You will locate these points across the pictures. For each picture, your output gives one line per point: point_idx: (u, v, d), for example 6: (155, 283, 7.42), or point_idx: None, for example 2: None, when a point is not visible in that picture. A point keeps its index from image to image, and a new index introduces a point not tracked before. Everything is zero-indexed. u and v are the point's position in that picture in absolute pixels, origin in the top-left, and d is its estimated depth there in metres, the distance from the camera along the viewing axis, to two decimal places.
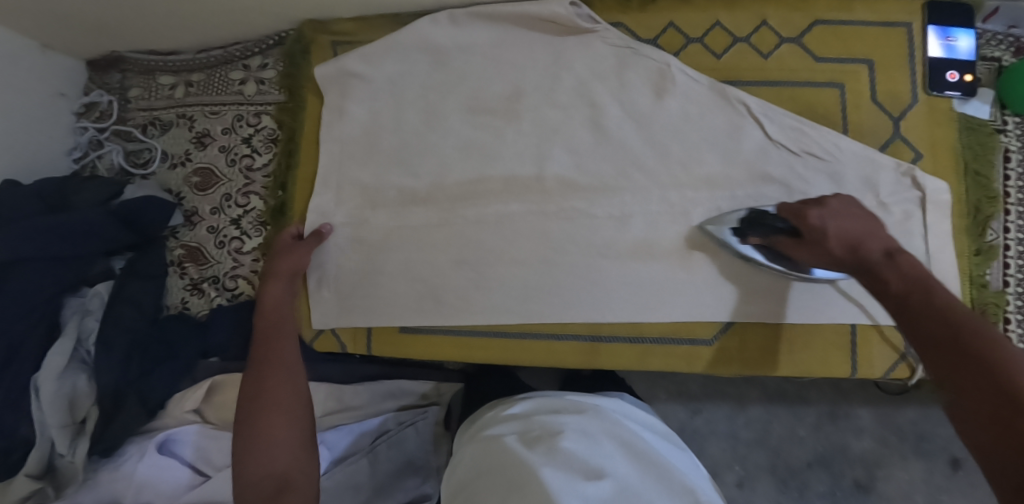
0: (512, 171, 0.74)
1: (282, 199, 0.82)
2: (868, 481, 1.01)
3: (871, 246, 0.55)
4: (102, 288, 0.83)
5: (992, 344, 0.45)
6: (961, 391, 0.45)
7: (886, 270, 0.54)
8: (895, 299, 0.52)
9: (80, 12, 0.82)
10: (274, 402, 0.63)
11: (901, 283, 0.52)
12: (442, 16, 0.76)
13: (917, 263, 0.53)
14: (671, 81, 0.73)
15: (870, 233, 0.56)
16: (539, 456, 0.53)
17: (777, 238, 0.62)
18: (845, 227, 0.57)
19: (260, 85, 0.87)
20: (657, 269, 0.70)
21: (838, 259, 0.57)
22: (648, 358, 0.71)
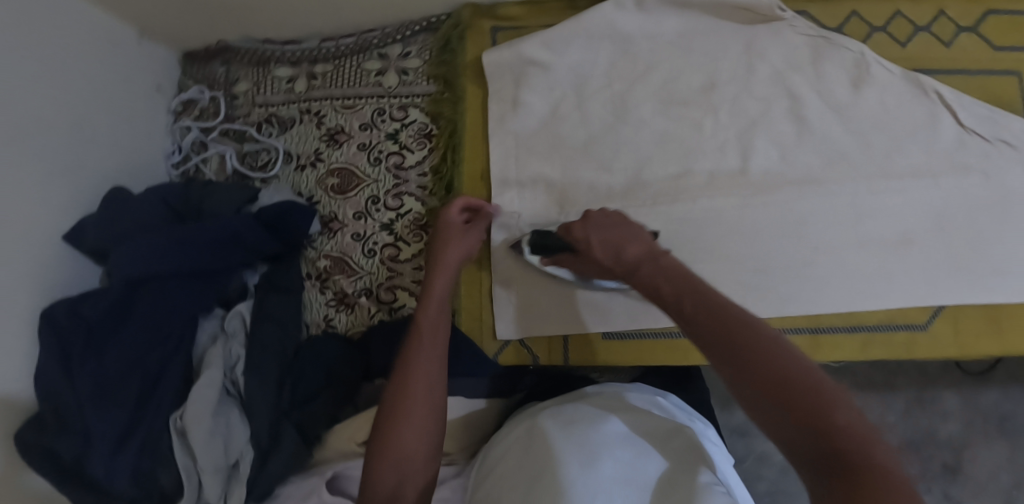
0: (716, 165, 0.73)
1: (449, 201, 0.75)
2: (956, 463, 1.00)
3: (631, 251, 0.54)
4: (243, 307, 0.73)
5: (758, 329, 0.42)
6: (741, 377, 0.40)
7: (648, 276, 0.51)
8: (660, 301, 0.49)
9: None
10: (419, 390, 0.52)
11: (664, 286, 0.49)
12: (630, 1, 0.72)
13: (670, 261, 0.51)
14: (869, 72, 0.73)
15: (626, 241, 0.55)
16: (564, 448, 0.52)
17: (563, 257, 0.65)
18: (603, 239, 0.57)
19: (403, 76, 0.79)
20: (857, 254, 0.72)
21: (607, 267, 0.56)
22: (870, 349, 0.71)
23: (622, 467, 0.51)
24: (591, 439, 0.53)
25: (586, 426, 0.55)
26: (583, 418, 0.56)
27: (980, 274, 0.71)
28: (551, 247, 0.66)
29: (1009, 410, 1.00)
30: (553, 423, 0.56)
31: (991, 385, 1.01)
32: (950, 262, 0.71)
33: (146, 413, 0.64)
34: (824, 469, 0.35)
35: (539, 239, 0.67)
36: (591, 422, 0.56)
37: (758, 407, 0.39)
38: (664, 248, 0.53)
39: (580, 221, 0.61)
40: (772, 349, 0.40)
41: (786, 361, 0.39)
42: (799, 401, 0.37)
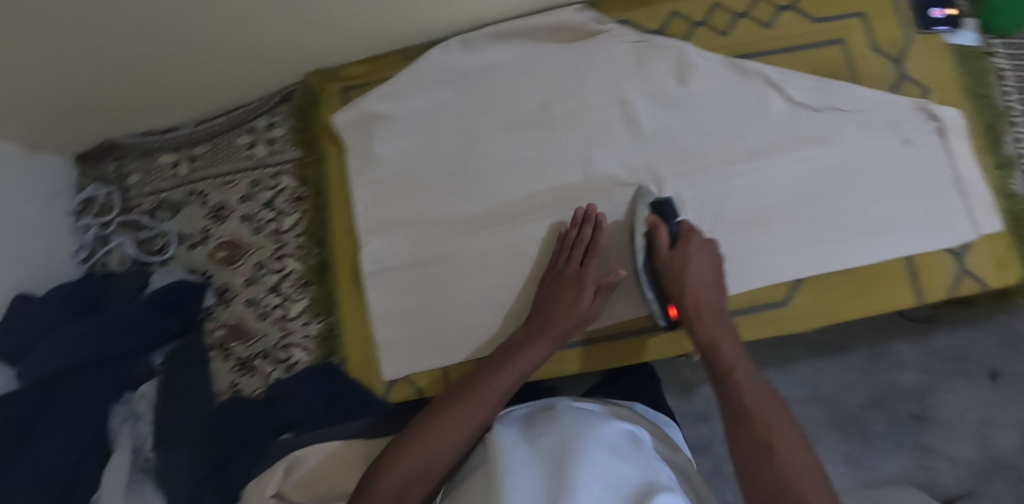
0: (562, 179, 0.75)
1: (321, 256, 0.80)
2: (923, 412, 0.96)
3: (704, 304, 0.65)
4: (149, 389, 0.78)
5: (770, 430, 0.55)
6: (776, 453, 0.54)
7: (714, 328, 0.64)
8: (720, 361, 0.61)
9: (75, 99, 0.77)
10: (479, 413, 0.62)
11: (721, 345, 0.62)
12: (454, 42, 0.77)
13: (725, 324, 0.64)
14: (691, 65, 0.76)
15: (705, 287, 0.66)
16: (517, 458, 0.55)
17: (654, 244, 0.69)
18: (691, 268, 0.66)
19: (271, 146, 0.85)
20: (714, 244, 0.73)
21: (675, 283, 0.66)
22: (734, 331, 0.75)
23: (589, 470, 0.52)
24: (548, 448, 0.56)
25: (553, 433, 0.58)
26: (550, 427, 0.60)
27: (845, 236, 0.73)
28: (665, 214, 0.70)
29: (965, 349, 0.95)
30: (516, 436, 0.60)
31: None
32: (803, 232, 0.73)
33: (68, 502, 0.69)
34: None
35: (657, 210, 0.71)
36: (559, 430, 0.59)
37: (744, 428, 0.56)
38: (718, 307, 0.65)
39: (696, 239, 0.67)
40: (752, 392, 0.59)
41: (762, 398, 0.58)
42: (766, 474, 0.53)
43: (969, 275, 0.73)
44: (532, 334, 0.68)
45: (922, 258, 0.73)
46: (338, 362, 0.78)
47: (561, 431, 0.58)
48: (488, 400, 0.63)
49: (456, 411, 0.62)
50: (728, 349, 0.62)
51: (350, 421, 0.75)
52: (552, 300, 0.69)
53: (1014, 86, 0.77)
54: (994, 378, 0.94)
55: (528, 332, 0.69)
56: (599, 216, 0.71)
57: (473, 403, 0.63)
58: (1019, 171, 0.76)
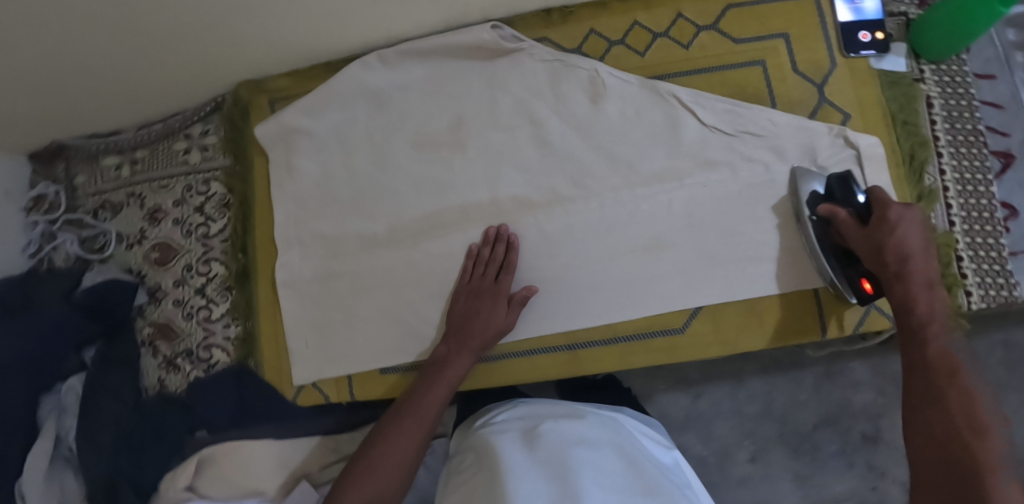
0: (467, 198, 0.76)
1: (244, 263, 0.82)
2: (875, 431, 1.01)
3: (915, 270, 0.58)
4: (76, 382, 0.82)
5: (957, 389, 0.50)
6: (951, 417, 0.48)
7: (911, 292, 0.57)
8: (915, 320, 0.56)
9: (18, 109, 0.81)
10: (410, 432, 0.68)
11: (931, 311, 0.56)
12: (373, 59, 0.77)
13: (935, 292, 0.57)
14: (603, 85, 0.75)
15: (925, 255, 0.59)
16: (519, 462, 0.61)
17: (842, 217, 0.64)
18: (909, 236, 0.59)
19: (204, 152, 0.88)
20: (611, 269, 0.73)
21: (881, 252, 0.60)
22: (630, 358, 0.73)
23: (587, 477, 0.59)
24: (548, 453, 0.62)
25: (554, 437, 0.65)
26: (550, 429, 0.66)
27: (751, 265, 0.72)
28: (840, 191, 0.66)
29: None
30: (518, 439, 0.65)
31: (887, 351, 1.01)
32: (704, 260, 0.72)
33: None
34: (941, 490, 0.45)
35: (837, 185, 0.67)
36: (558, 435, 0.65)
37: (919, 389, 0.52)
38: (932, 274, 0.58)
39: (900, 205, 0.61)
40: (945, 355, 0.53)
41: (950, 359, 0.52)
42: (943, 431, 0.48)
43: (874, 308, 0.72)
44: (454, 350, 0.71)
45: (826, 293, 0.72)
46: (254, 365, 0.81)
47: (560, 436, 0.65)
48: (413, 425, 0.68)
49: (400, 431, 0.68)
50: (934, 310, 0.56)
51: (260, 423, 0.80)
52: (477, 316, 0.70)
53: (940, 116, 0.75)
54: None
55: (447, 350, 0.71)
56: (510, 236, 0.73)
57: (404, 427, 0.68)
58: (942, 202, 0.74)
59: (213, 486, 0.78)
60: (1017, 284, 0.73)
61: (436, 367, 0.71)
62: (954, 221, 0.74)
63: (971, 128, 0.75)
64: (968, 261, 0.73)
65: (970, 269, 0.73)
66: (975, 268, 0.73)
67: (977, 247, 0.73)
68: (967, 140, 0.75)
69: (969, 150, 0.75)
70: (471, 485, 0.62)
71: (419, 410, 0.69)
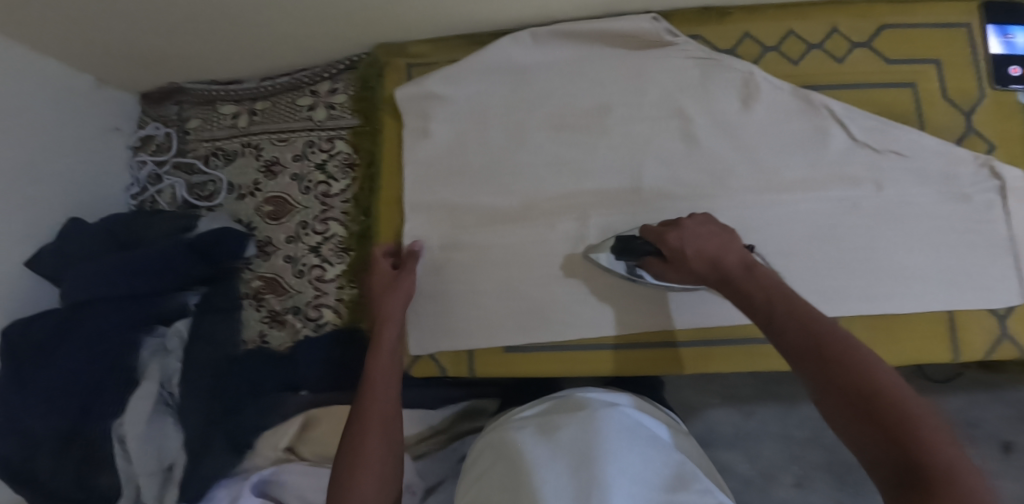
0: (608, 184, 0.76)
1: (366, 224, 0.82)
2: None
3: (731, 263, 0.61)
4: (182, 325, 0.79)
5: (851, 350, 0.49)
6: (840, 379, 0.48)
7: (743, 284, 0.59)
8: (760, 311, 0.56)
9: (152, 43, 0.79)
10: (376, 415, 0.65)
11: (768, 295, 0.56)
12: (524, 35, 0.77)
13: (760, 277, 0.59)
14: (758, 89, 0.76)
15: (724, 251, 0.62)
16: (541, 458, 0.59)
17: (648, 259, 0.68)
18: (705, 245, 0.62)
19: (331, 110, 0.87)
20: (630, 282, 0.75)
21: (701, 274, 0.62)
22: (758, 359, 0.74)
23: (615, 469, 0.56)
24: (569, 447, 0.60)
25: (569, 430, 0.62)
26: (565, 422, 0.63)
27: (888, 281, 0.73)
28: (633, 251, 0.70)
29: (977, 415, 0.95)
30: (534, 436, 0.63)
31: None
32: (833, 273, 0.73)
33: (88, 421, 0.71)
34: (898, 467, 0.43)
35: (618, 246, 0.71)
36: (576, 427, 0.63)
37: (806, 368, 0.51)
38: (755, 259, 0.61)
39: (679, 224, 0.65)
40: (806, 320, 0.53)
41: (827, 332, 0.51)
42: (865, 400, 0.46)
43: (1008, 340, 0.73)
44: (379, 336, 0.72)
45: (963, 316, 0.73)
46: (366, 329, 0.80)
47: (579, 426, 0.62)
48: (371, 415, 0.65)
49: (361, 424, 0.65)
50: (762, 292, 0.57)
51: None
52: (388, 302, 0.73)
53: None
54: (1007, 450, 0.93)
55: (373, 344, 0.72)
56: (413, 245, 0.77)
57: (365, 412, 0.65)
58: None
59: (311, 449, 0.77)
60: None
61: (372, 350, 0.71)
62: None
63: None
64: None
65: None
66: None
67: None
68: None
69: None
70: (492, 485, 0.60)
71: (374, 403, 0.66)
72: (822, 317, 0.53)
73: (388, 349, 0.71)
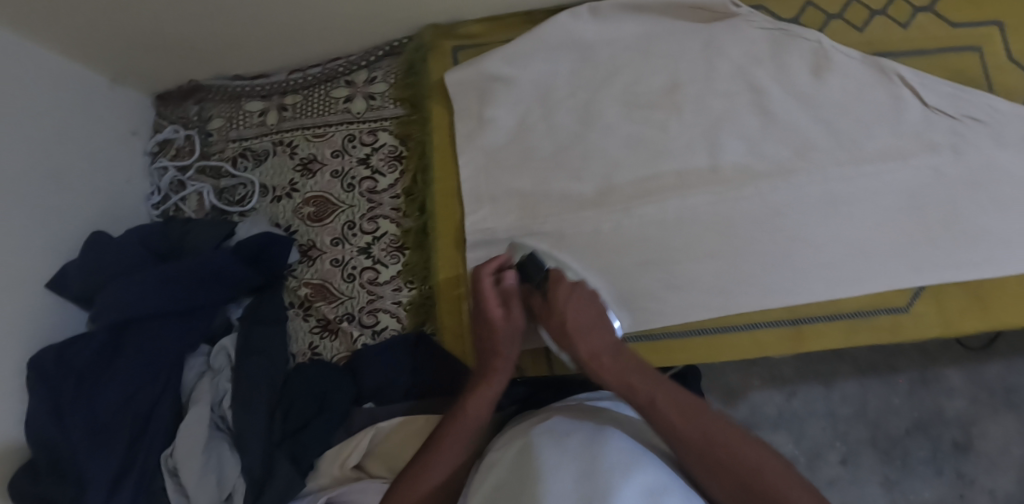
0: (685, 163, 0.72)
1: (423, 221, 0.76)
2: (966, 440, 1.00)
3: (591, 343, 0.63)
4: (228, 342, 0.73)
5: (740, 451, 0.53)
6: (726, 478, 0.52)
7: (604, 371, 0.61)
8: (635, 404, 0.57)
9: (179, 31, 0.73)
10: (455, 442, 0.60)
11: (632, 382, 0.59)
12: (584, 9, 0.73)
13: (624, 361, 0.61)
14: (828, 59, 0.73)
15: (588, 331, 0.64)
16: (555, 461, 0.53)
17: (534, 303, 0.68)
18: (573, 317, 0.64)
19: (371, 101, 0.81)
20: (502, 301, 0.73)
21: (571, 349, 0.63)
22: (855, 335, 0.72)
23: (630, 476, 0.51)
24: (582, 449, 0.54)
25: (580, 431, 0.57)
26: (576, 426, 0.58)
27: (976, 249, 0.71)
28: (535, 276, 0.69)
29: (1016, 382, 1.02)
30: (546, 435, 0.57)
31: (992, 358, 1.02)
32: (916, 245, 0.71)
33: (138, 453, 0.65)
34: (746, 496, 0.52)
35: (531, 269, 0.69)
36: (586, 430, 0.57)
37: (697, 466, 0.53)
38: (615, 341, 0.64)
39: (563, 285, 0.66)
40: (688, 414, 0.56)
41: (683, 409, 0.56)
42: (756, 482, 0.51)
43: None
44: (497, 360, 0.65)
45: None
46: (430, 332, 0.75)
47: (591, 431, 0.57)
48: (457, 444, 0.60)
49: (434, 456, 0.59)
50: (637, 378, 0.59)
51: (435, 395, 0.72)
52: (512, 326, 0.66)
53: None
54: None
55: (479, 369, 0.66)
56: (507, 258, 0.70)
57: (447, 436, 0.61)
58: None
59: (383, 465, 0.70)
60: None
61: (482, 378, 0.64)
62: None
63: None
64: None
65: None
66: None
67: None
68: None
69: None
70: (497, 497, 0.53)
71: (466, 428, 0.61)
72: (693, 406, 0.57)
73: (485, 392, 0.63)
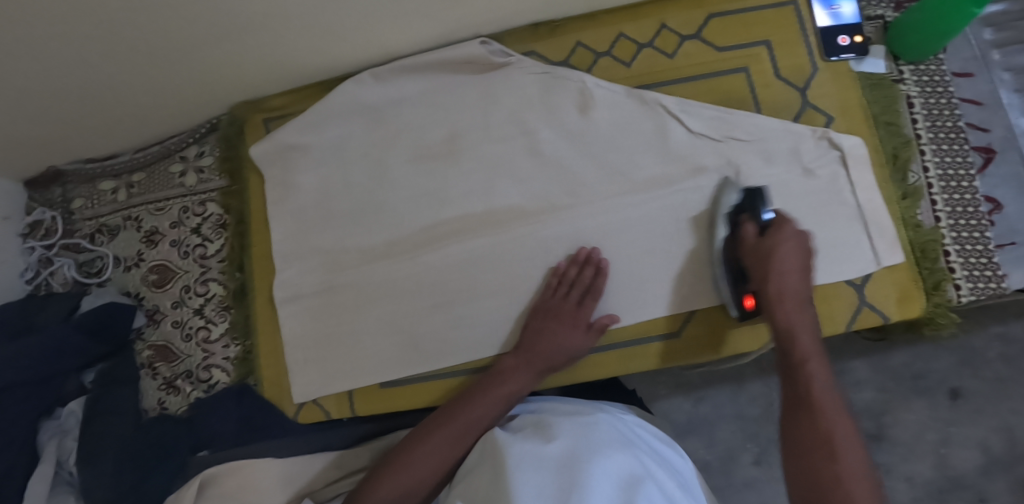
0: (466, 208, 0.78)
1: (241, 280, 0.84)
2: (879, 430, 0.96)
3: (788, 288, 0.64)
4: (76, 405, 0.82)
5: (829, 453, 0.56)
6: (807, 460, 0.56)
7: (789, 317, 0.64)
8: (791, 356, 0.62)
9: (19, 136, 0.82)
10: (427, 457, 0.68)
11: (798, 338, 0.62)
12: (365, 76, 0.78)
13: (804, 315, 0.64)
14: (592, 97, 0.77)
15: (794, 273, 0.65)
16: (527, 456, 0.62)
17: (746, 230, 0.69)
18: (782, 254, 0.65)
19: (200, 174, 0.89)
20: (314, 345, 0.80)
21: (768, 282, 0.65)
22: (629, 361, 0.76)
23: (597, 471, 0.60)
24: (557, 446, 0.63)
25: (561, 430, 0.66)
26: (559, 423, 0.67)
27: None
28: (749, 208, 0.70)
29: (923, 367, 0.95)
30: (525, 435, 0.66)
31: (894, 348, 0.96)
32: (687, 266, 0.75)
33: None
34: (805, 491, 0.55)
35: (746, 199, 0.71)
36: (568, 428, 0.66)
37: (794, 437, 0.58)
38: (810, 297, 0.65)
39: (790, 228, 0.66)
40: (823, 396, 0.59)
41: (824, 387, 0.60)
42: (831, 480, 0.54)
43: (867, 306, 0.73)
44: (514, 369, 0.72)
45: (819, 290, 0.73)
46: (254, 383, 0.83)
47: (571, 428, 0.66)
48: (437, 448, 0.68)
49: (413, 460, 0.67)
50: (805, 341, 0.62)
51: (261, 439, 0.80)
52: (546, 346, 0.72)
53: (920, 115, 0.76)
54: (953, 397, 0.94)
55: (507, 368, 0.72)
56: (600, 262, 0.74)
57: (416, 449, 0.68)
58: (926, 199, 0.75)
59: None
60: (1005, 275, 0.73)
61: (475, 395, 0.71)
62: (939, 216, 0.74)
63: (951, 126, 0.76)
64: (954, 255, 0.74)
65: (957, 263, 0.73)
66: (962, 262, 0.73)
67: (963, 241, 0.74)
68: (950, 137, 0.76)
69: (951, 147, 0.76)
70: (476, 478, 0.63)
71: (443, 439, 0.68)
72: (824, 396, 0.59)
73: (489, 404, 0.70)
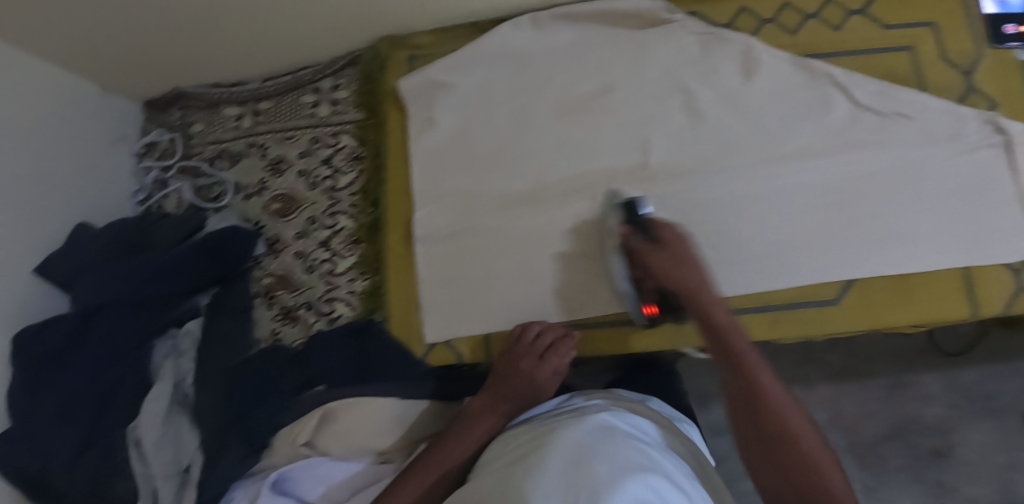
0: (615, 161, 0.76)
1: (374, 216, 0.82)
2: (947, 447, 0.93)
3: (709, 292, 0.61)
4: (194, 326, 0.80)
5: (810, 472, 0.54)
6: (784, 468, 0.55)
7: (712, 315, 0.60)
8: (731, 354, 0.58)
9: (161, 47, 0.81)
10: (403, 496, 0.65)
11: (737, 342, 0.58)
12: (525, 20, 0.79)
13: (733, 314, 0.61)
14: (757, 60, 0.76)
15: (698, 270, 0.62)
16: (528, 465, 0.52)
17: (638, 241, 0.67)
18: (673, 257, 0.64)
19: (334, 106, 0.87)
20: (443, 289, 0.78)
21: (679, 282, 0.62)
22: (780, 327, 0.74)
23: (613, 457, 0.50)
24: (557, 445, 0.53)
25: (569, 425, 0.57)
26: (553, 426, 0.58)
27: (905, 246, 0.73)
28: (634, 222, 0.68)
29: (995, 387, 0.93)
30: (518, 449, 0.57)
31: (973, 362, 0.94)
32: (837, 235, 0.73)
33: (101, 428, 0.70)
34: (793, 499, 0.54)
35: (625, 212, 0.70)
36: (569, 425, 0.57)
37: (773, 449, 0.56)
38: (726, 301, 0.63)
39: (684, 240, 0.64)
40: (786, 405, 0.56)
41: (776, 389, 0.57)
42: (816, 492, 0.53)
43: None
44: (484, 408, 0.70)
45: (978, 271, 0.72)
46: (380, 320, 0.80)
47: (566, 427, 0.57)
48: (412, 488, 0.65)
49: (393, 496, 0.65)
50: (744, 340, 0.59)
51: (376, 380, 0.76)
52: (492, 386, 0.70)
53: None
54: None
55: (478, 408, 0.70)
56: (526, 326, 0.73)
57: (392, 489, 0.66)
58: None
59: (334, 442, 0.73)
60: None
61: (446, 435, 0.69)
62: None
63: None
64: None
65: None
66: None
67: None
68: None
69: None
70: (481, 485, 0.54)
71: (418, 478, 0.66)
72: (792, 413, 0.56)
73: (465, 441, 0.67)
